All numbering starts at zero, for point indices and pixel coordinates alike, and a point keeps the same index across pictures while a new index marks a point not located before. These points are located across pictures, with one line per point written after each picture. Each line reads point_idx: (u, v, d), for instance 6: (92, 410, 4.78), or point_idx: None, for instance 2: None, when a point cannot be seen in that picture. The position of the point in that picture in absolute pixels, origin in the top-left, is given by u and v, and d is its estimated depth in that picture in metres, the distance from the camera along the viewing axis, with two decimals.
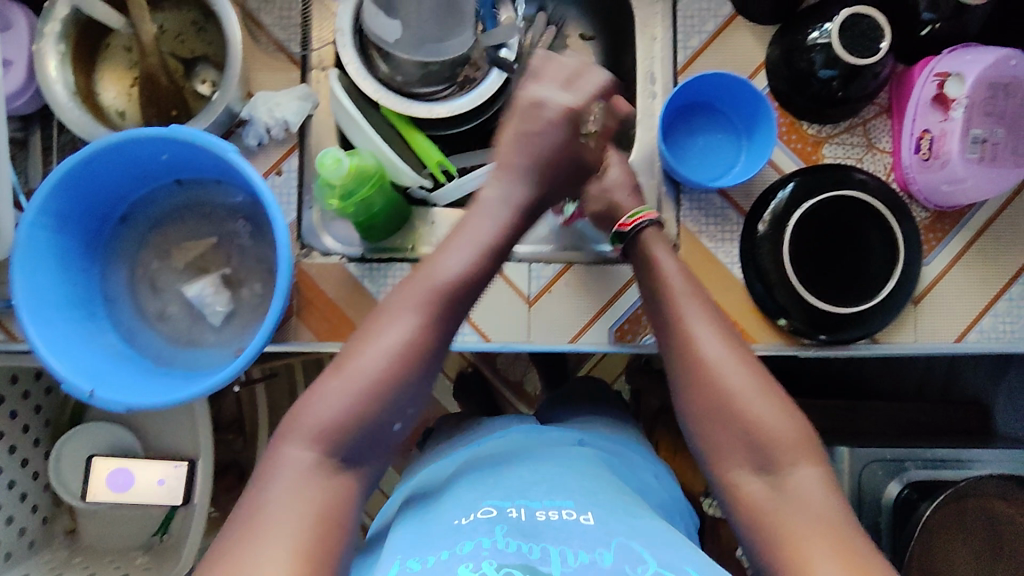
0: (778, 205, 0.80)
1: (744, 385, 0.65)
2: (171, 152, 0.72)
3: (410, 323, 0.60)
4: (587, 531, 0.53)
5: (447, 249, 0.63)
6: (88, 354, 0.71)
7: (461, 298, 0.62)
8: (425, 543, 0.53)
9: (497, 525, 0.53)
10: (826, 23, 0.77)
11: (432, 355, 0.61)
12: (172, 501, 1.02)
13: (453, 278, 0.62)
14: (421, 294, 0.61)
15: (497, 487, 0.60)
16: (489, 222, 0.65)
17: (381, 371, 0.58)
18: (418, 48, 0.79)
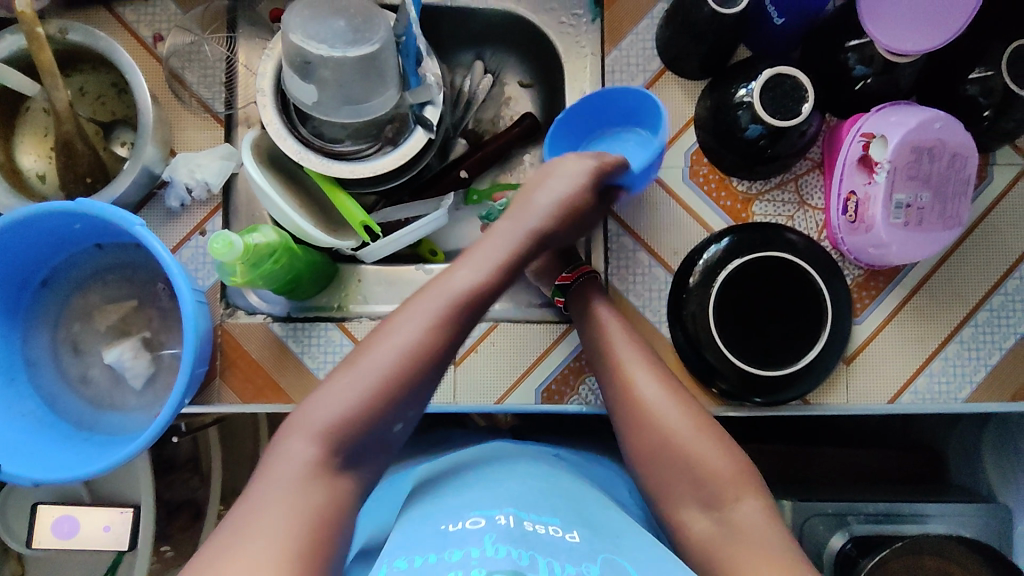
0: (707, 261, 0.78)
1: (672, 424, 0.66)
2: (83, 222, 0.72)
3: (364, 388, 0.59)
4: (574, 547, 0.55)
5: (414, 306, 0.63)
6: (1, 426, 0.71)
7: (436, 361, 0.62)
8: (415, 548, 0.54)
9: (486, 534, 0.53)
10: (750, 82, 0.75)
11: (434, 375, 0.62)
12: (118, 547, 1.03)
13: (408, 339, 0.61)
14: (384, 355, 0.60)
15: (486, 492, 0.61)
16: (450, 278, 0.65)
17: (380, 384, 0.59)
18: (337, 110, 0.78)
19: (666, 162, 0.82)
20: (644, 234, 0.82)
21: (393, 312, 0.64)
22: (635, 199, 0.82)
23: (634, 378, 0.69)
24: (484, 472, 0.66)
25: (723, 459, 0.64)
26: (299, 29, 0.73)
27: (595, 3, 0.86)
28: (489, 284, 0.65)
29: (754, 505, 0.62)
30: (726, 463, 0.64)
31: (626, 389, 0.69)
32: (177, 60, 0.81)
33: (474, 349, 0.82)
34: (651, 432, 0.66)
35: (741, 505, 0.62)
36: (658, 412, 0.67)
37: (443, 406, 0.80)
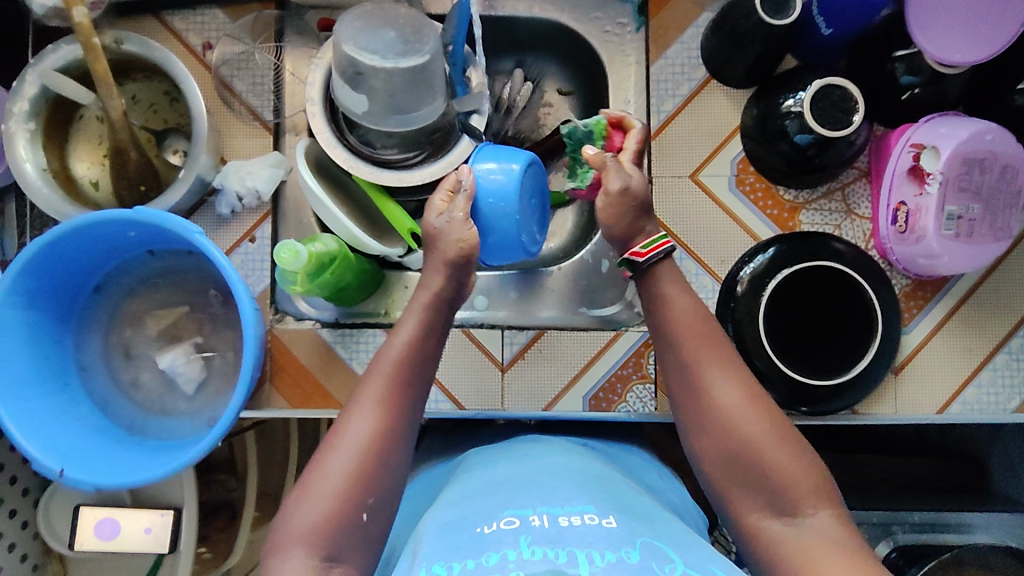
0: (754, 269, 0.79)
1: (752, 430, 0.61)
2: (137, 229, 0.73)
3: (329, 496, 0.59)
4: (611, 532, 0.55)
5: (366, 401, 0.64)
6: (59, 430, 0.72)
7: (392, 446, 0.63)
8: (454, 553, 0.54)
9: (521, 536, 0.54)
10: (799, 92, 0.75)
11: (398, 432, 0.64)
12: (159, 549, 1.04)
13: (363, 435, 0.62)
14: (341, 458, 0.61)
15: (516, 494, 0.62)
16: (400, 349, 0.67)
17: (354, 465, 0.61)
18: (386, 119, 0.78)
19: (713, 171, 0.83)
20: (690, 243, 0.82)
21: (348, 408, 0.64)
22: (682, 207, 0.82)
23: (712, 378, 0.64)
24: (509, 475, 0.67)
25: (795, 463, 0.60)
26: (350, 40, 0.74)
27: (640, 11, 0.86)
28: (407, 347, 0.68)
29: (828, 518, 0.57)
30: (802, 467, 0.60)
31: (705, 383, 0.64)
32: (228, 68, 0.82)
33: (522, 357, 0.83)
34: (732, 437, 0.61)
35: (815, 513, 0.58)
36: (743, 417, 0.62)
37: (492, 411, 0.82)
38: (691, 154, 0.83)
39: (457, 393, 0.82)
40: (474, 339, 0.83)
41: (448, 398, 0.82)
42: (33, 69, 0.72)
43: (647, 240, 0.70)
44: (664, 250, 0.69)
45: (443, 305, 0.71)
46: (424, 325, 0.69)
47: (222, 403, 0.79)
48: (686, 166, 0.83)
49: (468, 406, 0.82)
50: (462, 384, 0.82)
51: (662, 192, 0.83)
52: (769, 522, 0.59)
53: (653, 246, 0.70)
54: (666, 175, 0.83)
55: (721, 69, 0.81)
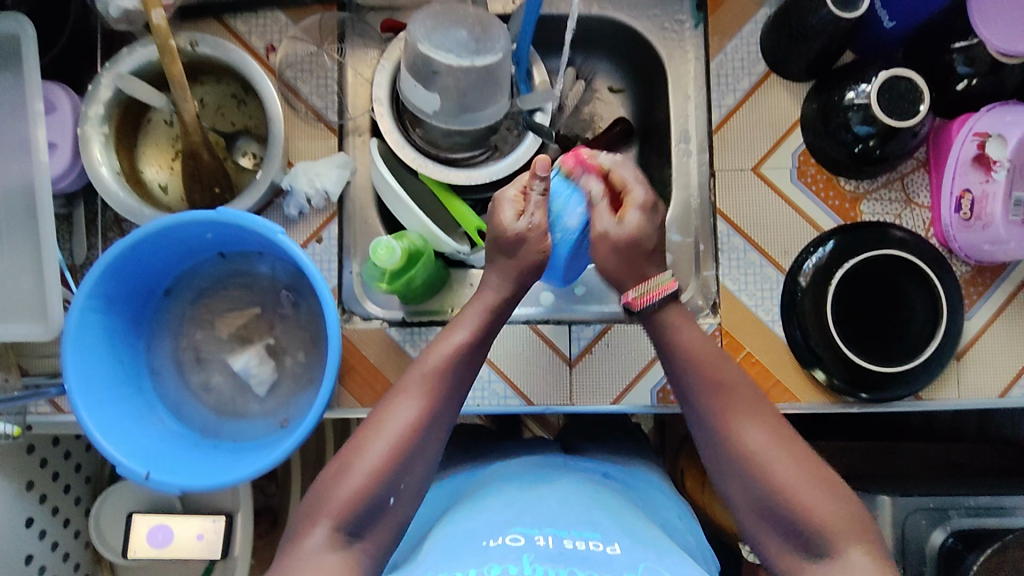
0: (819, 260, 0.80)
1: (782, 465, 0.62)
2: (214, 231, 0.73)
3: (364, 473, 0.61)
4: (612, 559, 0.56)
5: (413, 390, 0.65)
6: (138, 433, 0.72)
7: (431, 438, 0.64)
8: (459, 562, 0.56)
9: (524, 554, 0.55)
10: (863, 83, 0.76)
11: (437, 433, 0.65)
12: (212, 555, 1.01)
13: (409, 423, 0.63)
14: (384, 441, 0.62)
15: (525, 511, 0.63)
16: (447, 355, 0.67)
17: (391, 453, 0.62)
18: (455, 118, 0.80)
19: (775, 163, 0.84)
20: (754, 235, 0.83)
21: (393, 394, 0.66)
22: (745, 200, 0.84)
23: (745, 423, 0.64)
24: (519, 490, 0.69)
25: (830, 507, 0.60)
26: (426, 39, 0.74)
27: (699, 8, 0.87)
28: (461, 352, 0.68)
29: (863, 555, 0.58)
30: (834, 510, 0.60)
31: (737, 431, 0.64)
32: (292, 70, 0.82)
33: (589, 351, 0.83)
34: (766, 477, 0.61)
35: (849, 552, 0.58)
36: (769, 454, 0.63)
37: (561, 406, 0.82)
38: (752, 147, 0.84)
39: (526, 389, 0.82)
40: (541, 334, 0.83)
41: (518, 393, 0.82)
42: (109, 72, 0.72)
43: (658, 278, 0.70)
44: (669, 294, 0.70)
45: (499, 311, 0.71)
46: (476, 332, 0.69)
47: (296, 403, 0.79)
48: (748, 159, 0.84)
49: (537, 401, 0.82)
50: (530, 380, 0.83)
51: (725, 185, 0.84)
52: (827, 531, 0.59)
53: (657, 289, 0.69)
54: (728, 168, 0.84)
55: (782, 63, 0.83)
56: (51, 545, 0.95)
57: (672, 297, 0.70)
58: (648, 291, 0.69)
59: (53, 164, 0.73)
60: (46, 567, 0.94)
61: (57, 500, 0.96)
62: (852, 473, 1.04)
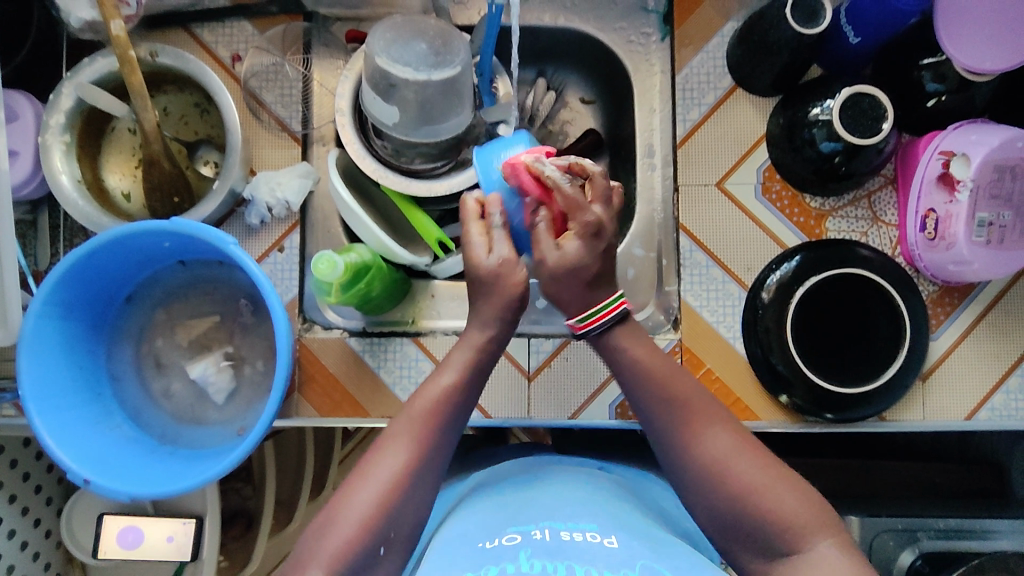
0: (781, 277, 0.79)
1: (736, 470, 0.61)
2: (172, 240, 0.73)
3: (351, 524, 0.59)
4: (610, 552, 0.55)
5: (400, 438, 0.63)
6: (93, 440, 0.72)
7: (420, 486, 0.63)
8: (456, 566, 0.55)
9: (522, 551, 0.55)
10: (827, 100, 0.75)
11: (426, 479, 0.63)
12: (180, 558, 1.02)
13: (394, 470, 0.62)
14: (370, 488, 0.61)
15: (520, 512, 0.63)
16: (433, 402, 0.65)
17: (377, 500, 0.60)
18: (415, 130, 0.79)
19: (740, 179, 0.83)
20: (717, 250, 0.82)
21: (381, 443, 0.64)
22: (708, 215, 0.83)
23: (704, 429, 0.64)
24: (517, 492, 0.68)
25: (798, 505, 0.59)
26: (383, 52, 0.75)
27: (665, 21, 0.87)
28: (450, 392, 0.66)
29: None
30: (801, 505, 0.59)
31: (685, 450, 0.63)
32: (257, 80, 0.83)
33: (548, 365, 0.83)
34: (712, 488, 0.61)
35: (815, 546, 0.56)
36: (727, 464, 0.61)
37: (518, 420, 0.82)
38: (717, 162, 0.83)
39: (484, 402, 0.82)
40: (500, 347, 0.83)
41: (476, 406, 0.82)
42: (70, 82, 0.73)
43: (604, 300, 0.67)
44: (614, 316, 0.67)
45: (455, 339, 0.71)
46: (463, 373, 0.67)
47: (253, 412, 0.79)
48: (712, 174, 0.83)
49: (495, 414, 0.82)
50: (489, 393, 0.82)
51: (688, 200, 0.83)
52: (776, 553, 0.58)
53: (602, 312, 0.67)
54: (692, 183, 0.83)
55: (748, 78, 0.82)
56: (20, 545, 0.96)
57: (620, 317, 0.68)
58: (592, 314, 0.67)
59: (14, 172, 0.74)
60: (14, 566, 0.95)
61: (27, 500, 0.98)
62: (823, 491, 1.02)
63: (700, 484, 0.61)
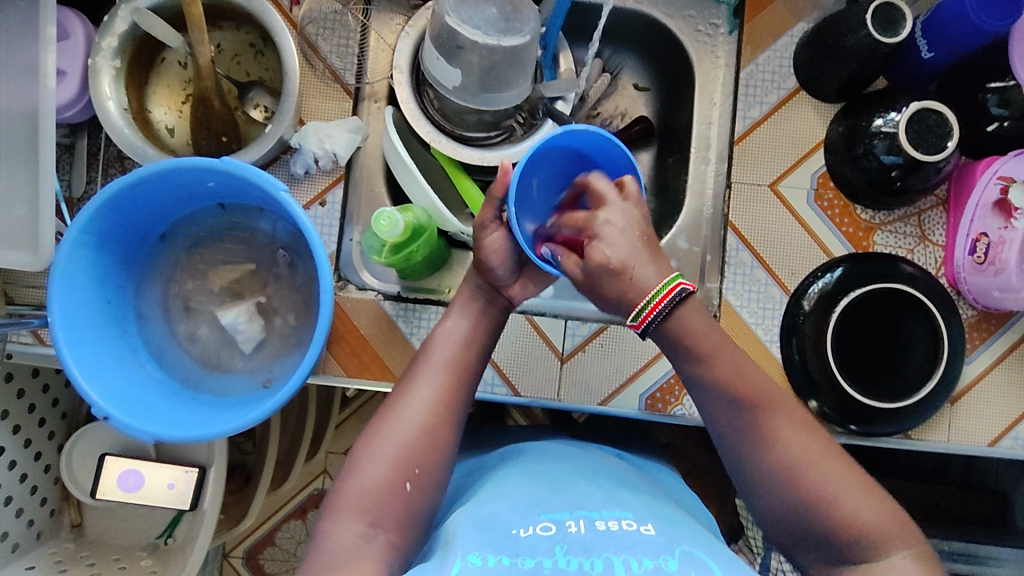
0: (824, 287, 0.79)
1: (808, 455, 0.61)
2: (218, 180, 0.71)
3: (387, 461, 0.61)
4: (649, 540, 0.54)
5: (427, 375, 0.66)
6: (118, 375, 0.70)
7: (448, 423, 0.65)
8: (491, 547, 0.54)
9: (557, 545, 0.53)
10: (892, 112, 0.74)
11: (453, 416, 0.65)
12: (179, 506, 1.00)
13: (422, 409, 0.64)
14: (399, 430, 0.63)
15: (552, 495, 0.61)
16: (455, 344, 0.68)
17: (408, 442, 0.62)
18: (475, 96, 0.78)
19: (793, 182, 0.82)
20: (762, 252, 0.82)
21: (406, 382, 0.66)
22: (759, 216, 0.82)
23: (771, 406, 0.63)
24: (547, 474, 0.66)
25: (868, 504, 0.59)
26: (454, 11, 0.72)
27: (735, 14, 0.86)
28: (463, 343, 0.69)
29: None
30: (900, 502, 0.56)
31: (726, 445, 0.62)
32: (315, 27, 0.80)
33: (583, 349, 0.82)
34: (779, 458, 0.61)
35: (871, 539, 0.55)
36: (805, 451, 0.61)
37: (547, 401, 0.81)
38: (773, 163, 0.82)
39: (514, 378, 0.81)
40: (536, 326, 0.82)
41: (505, 382, 0.81)
42: (127, 5, 0.71)
43: (654, 288, 0.62)
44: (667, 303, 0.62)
45: (492, 297, 0.72)
46: (468, 314, 0.70)
47: (280, 363, 0.78)
48: (767, 174, 0.82)
49: (524, 392, 0.82)
50: (518, 371, 0.81)
51: (740, 198, 0.82)
52: None
53: (652, 305, 0.62)
54: (745, 181, 0.82)
55: (814, 81, 0.81)
56: (20, 477, 0.94)
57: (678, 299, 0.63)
58: (644, 309, 0.62)
59: (60, 93, 0.72)
60: (12, 498, 0.93)
61: (31, 432, 0.96)
62: None
63: (771, 458, 0.62)
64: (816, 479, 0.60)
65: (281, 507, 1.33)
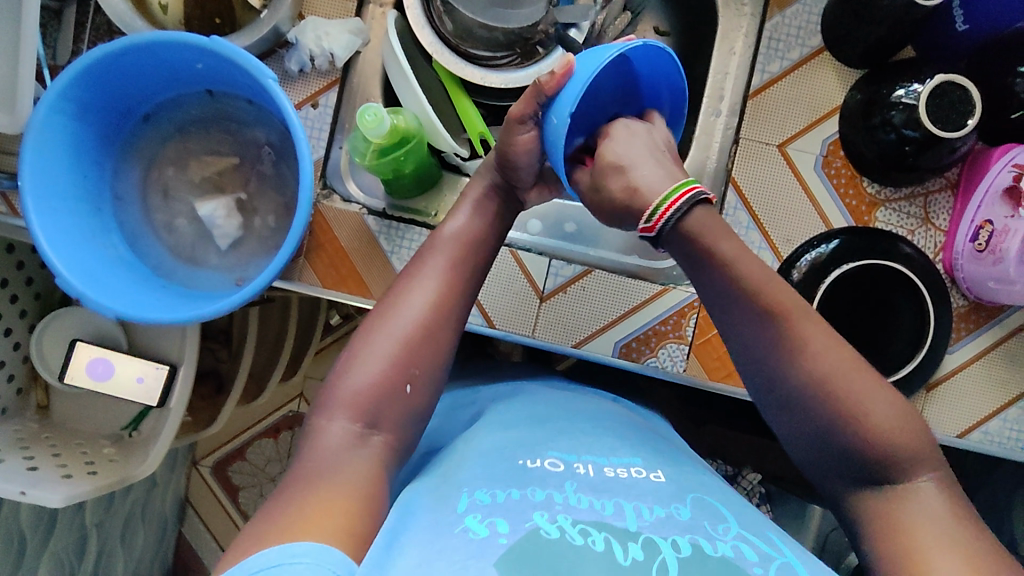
0: (816, 257, 0.77)
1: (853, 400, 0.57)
2: (206, 63, 0.69)
3: (381, 358, 0.60)
4: (659, 487, 0.53)
5: (430, 275, 0.64)
6: (87, 252, 0.69)
7: (445, 325, 0.63)
8: (497, 480, 0.53)
9: (567, 482, 0.52)
10: (916, 83, 0.71)
11: (452, 317, 0.64)
12: (146, 401, 0.99)
13: (422, 305, 0.63)
14: (398, 327, 0.61)
15: (560, 435, 0.60)
16: (459, 243, 0.67)
17: (401, 340, 0.61)
18: (484, 12, 0.76)
19: (802, 146, 0.79)
20: (760, 214, 0.79)
21: (406, 279, 0.65)
22: (761, 176, 0.79)
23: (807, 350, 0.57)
24: (551, 415, 0.64)
25: (905, 427, 0.55)
26: None
27: None
28: (465, 255, 0.67)
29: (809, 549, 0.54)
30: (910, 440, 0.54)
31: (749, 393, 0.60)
32: None
33: (564, 290, 0.80)
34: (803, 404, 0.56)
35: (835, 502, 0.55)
36: (847, 378, 0.56)
37: (522, 337, 0.80)
38: (784, 124, 0.79)
39: (491, 310, 0.80)
40: (519, 260, 0.80)
41: (481, 313, 0.80)
42: None
43: (663, 195, 0.58)
44: (682, 206, 0.58)
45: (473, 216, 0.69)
46: (476, 210, 0.70)
47: (255, 264, 0.76)
48: (776, 134, 0.79)
49: (499, 325, 0.80)
50: (496, 303, 0.80)
51: (745, 156, 0.80)
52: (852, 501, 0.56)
53: (664, 207, 0.58)
54: (753, 138, 0.79)
55: (841, 41, 0.77)
56: None
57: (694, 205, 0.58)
58: (659, 210, 0.58)
59: None
60: None
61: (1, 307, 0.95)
62: (789, 476, 0.97)
63: (775, 411, 0.59)
64: (862, 411, 0.55)
65: (251, 420, 1.33)
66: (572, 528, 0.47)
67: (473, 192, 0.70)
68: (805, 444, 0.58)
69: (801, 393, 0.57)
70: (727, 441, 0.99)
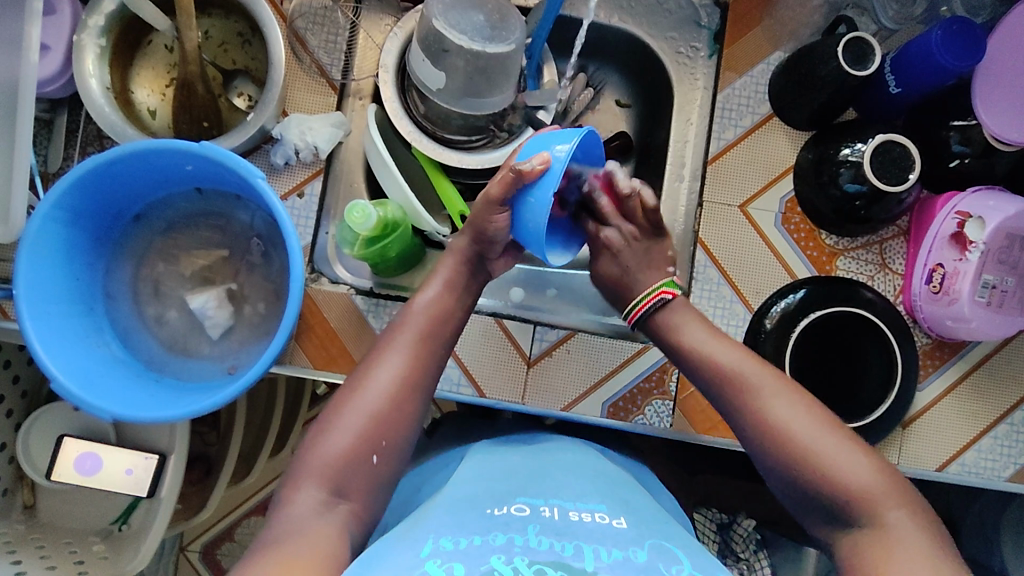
0: (786, 308, 0.81)
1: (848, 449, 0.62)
2: (195, 164, 0.72)
3: (352, 432, 0.61)
4: (619, 532, 0.53)
5: (399, 347, 0.66)
6: (80, 354, 0.70)
7: (413, 395, 0.65)
8: (463, 526, 0.52)
9: (529, 525, 0.52)
10: (859, 143, 0.77)
11: (418, 387, 0.66)
12: (136, 492, 0.96)
13: (390, 379, 0.64)
14: (369, 400, 0.63)
15: (527, 484, 0.60)
16: (427, 316, 0.69)
17: (372, 412, 0.63)
18: (458, 100, 0.79)
19: (762, 205, 0.85)
20: (730, 269, 0.84)
21: (377, 352, 0.67)
22: (727, 235, 0.84)
23: (766, 407, 0.65)
24: (524, 465, 0.65)
25: (872, 470, 0.60)
26: (441, 16, 0.74)
27: (715, 38, 0.89)
28: (427, 332, 0.68)
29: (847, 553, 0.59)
30: (865, 477, 0.60)
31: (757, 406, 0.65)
32: (304, 21, 0.81)
33: (550, 354, 0.83)
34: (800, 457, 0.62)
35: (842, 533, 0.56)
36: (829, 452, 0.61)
37: (512, 403, 0.82)
38: (743, 185, 0.85)
39: (481, 380, 0.82)
40: (505, 328, 0.83)
41: (472, 383, 0.82)
42: None
43: (644, 293, 0.75)
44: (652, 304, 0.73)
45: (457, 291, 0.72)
46: (448, 285, 0.71)
47: (247, 352, 0.78)
48: (737, 196, 0.85)
49: (489, 393, 0.82)
50: (486, 372, 0.82)
51: (710, 216, 0.85)
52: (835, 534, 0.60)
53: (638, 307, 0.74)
54: (715, 200, 0.85)
55: (788, 108, 0.83)
56: None
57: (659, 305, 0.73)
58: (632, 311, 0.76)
59: (42, 67, 0.73)
60: None
61: None
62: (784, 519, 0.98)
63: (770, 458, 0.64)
64: (819, 453, 0.61)
65: (242, 501, 1.31)
66: (527, 568, 0.46)
67: (445, 269, 0.72)
68: (794, 486, 0.63)
69: (774, 444, 0.63)
70: (721, 487, 1.00)
